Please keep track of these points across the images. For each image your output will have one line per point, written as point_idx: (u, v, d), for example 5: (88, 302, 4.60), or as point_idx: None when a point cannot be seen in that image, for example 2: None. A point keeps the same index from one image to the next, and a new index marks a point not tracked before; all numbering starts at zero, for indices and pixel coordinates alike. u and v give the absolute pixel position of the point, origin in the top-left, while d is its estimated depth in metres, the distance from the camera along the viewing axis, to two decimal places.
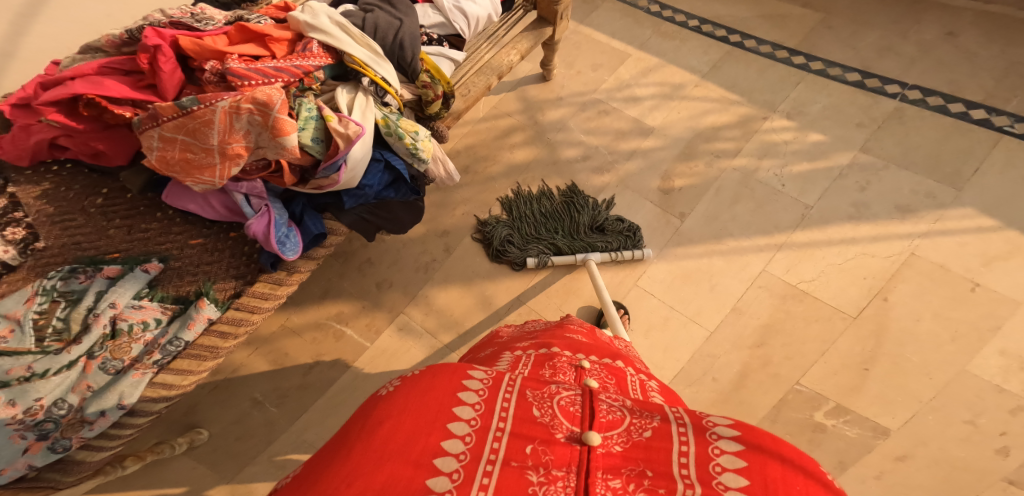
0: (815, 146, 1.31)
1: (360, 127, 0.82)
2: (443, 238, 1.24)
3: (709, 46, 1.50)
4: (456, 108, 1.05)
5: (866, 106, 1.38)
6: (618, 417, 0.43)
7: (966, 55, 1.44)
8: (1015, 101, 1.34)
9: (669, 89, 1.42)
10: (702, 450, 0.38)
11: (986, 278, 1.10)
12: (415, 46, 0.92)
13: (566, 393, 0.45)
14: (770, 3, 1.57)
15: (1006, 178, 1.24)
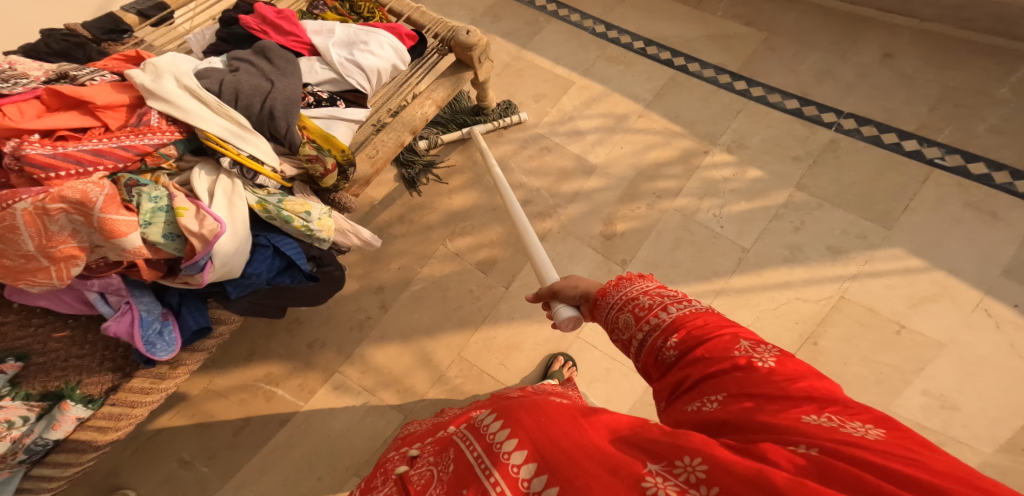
0: (753, 184, 1.28)
1: (217, 225, 0.81)
2: (378, 295, 1.23)
3: (654, 70, 1.43)
4: (363, 171, 1.07)
5: (803, 138, 1.32)
6: (434, 479, 0.50)
7: (902, 80, 1.37)
8: (949, 131, 1.29)
9: (613, 120, 1.36)
10: (484, 442, 0.45)
11: (911, 320, 1.13)
12: (289, 116, 0.90)
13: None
14: (715, 22, 1.51)
15: (936, 214, 1.22)
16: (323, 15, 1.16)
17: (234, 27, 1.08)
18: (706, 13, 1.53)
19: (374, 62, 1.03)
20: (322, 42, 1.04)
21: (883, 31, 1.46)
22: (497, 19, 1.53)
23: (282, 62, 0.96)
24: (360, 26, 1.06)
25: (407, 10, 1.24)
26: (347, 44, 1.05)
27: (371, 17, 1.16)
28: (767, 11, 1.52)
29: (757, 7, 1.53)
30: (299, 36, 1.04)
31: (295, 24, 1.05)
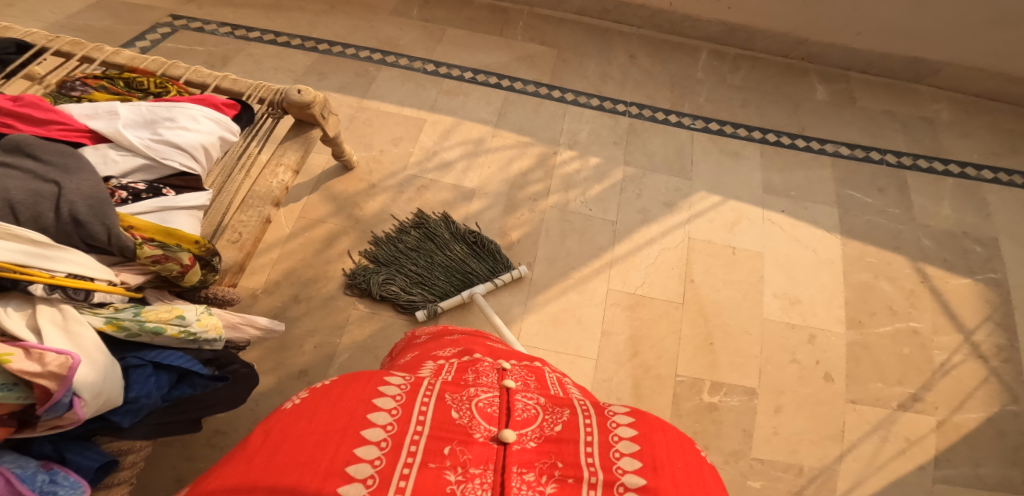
0: (596, 169, 1.50)
1: (67, 356, 0.61)
2: (303, 379, 1.13)
3: (489, 95, 1.58)
4: (231, 260, 0.89)
5: (611, 126, 1.59)
6: (534, 416, 0.54)
7: (645, 72, 1.79)
8: (687, 106, 1.73)
9: (472, 145, 1.47)
10: (606, 441, 0.50)
11: (735, 241, 1.48)
12: (107, 214, 0.71)
13: (485, 397, 0.55)
14: (517, 46, 1.73)
15: (708, 160, 1.61)
16: (86, 96, 0.93)
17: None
18: (506, 38, 1.75)
19: (192, 137, 0.86)
20: (108, 127, 0.83)
21: (623, 37, 1.89)
22: (325, 77, 1.56)
23: (66, 152, 0.75)
24: (155, 103, 0.88)
25: (208, 79, 1.07)
26: (145, 124, 0.85)
27: (164, 92, 0.98)
28: (548, 32, 1.81)
29: (542, 29, 1.81)
30: (65, 124, 0.82)
31: (52, 110, 0.82)
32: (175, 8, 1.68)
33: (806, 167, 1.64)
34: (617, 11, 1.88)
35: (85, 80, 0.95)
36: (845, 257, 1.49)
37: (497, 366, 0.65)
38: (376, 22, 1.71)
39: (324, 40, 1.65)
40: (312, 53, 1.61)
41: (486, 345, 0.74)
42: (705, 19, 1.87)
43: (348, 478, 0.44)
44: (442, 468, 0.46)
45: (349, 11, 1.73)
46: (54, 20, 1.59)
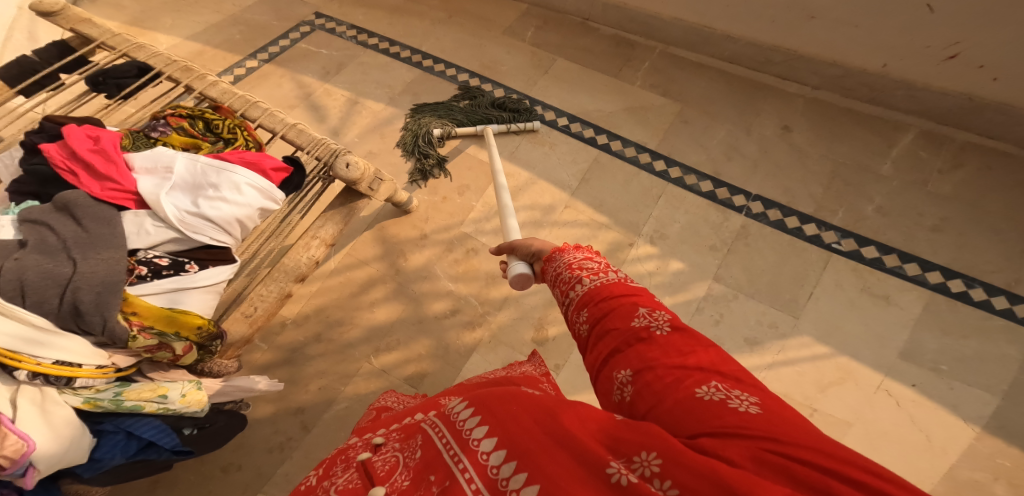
0: (676, 277, 1.26)
1: (25, 442, 0.58)
2: (298, 415, 1.14)
3: (578, 151, 1.41)
4: (237, 336, 0.82)
5: (718, 224, 1.32)
6: (397, 462, 0.46)
7: (800, 156, 1.41)
8: (841, 213, 1.32)
9: (540, 213, 1.32)
10: (454, 431, 0.42)
11: (822, 404, 1.12)
12: (109, 305, 0.65)
13: (343, 479, 0.45)
14: (632, 94, 1.53)
15: (837, 299, 1.23)
16: (163, 138, 0.87)
17: (36, 157, 0.78)
18: (626, 82, 1.56)
19: (230, 210, 0.77)
20: (152, 189, 0.76)
21: (780, 99, 1.51)
22: (416, 98, 1.53)
23: (98, 214, 0.71)
24: (209, 159, 0.80)
25: (278, 126, 0.98)
26: (190, 189, 0.78)
27: (234, 138, 0.90)
28: (683, 81, 1.57)
29: (669, 74, 1.59)
30: (119, 180, 0.76)
31: (114, 161, 0.77)
32: (317, 4, 1.77)
33: (977, 335, 1.16)
34: (785, 64, 1.51)
35: (166, 118, 0.89)
36: (967, 451, 1.07)
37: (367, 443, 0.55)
38: (484, 40, 1.69)
39: (429, 55, 1.64)
40: (416, 69, 1.60)
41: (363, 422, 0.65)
42: (935, 88, 1.36)
43: None
44: None
45: (465, 29, 1.73)
46: (220, 7, 1.74)
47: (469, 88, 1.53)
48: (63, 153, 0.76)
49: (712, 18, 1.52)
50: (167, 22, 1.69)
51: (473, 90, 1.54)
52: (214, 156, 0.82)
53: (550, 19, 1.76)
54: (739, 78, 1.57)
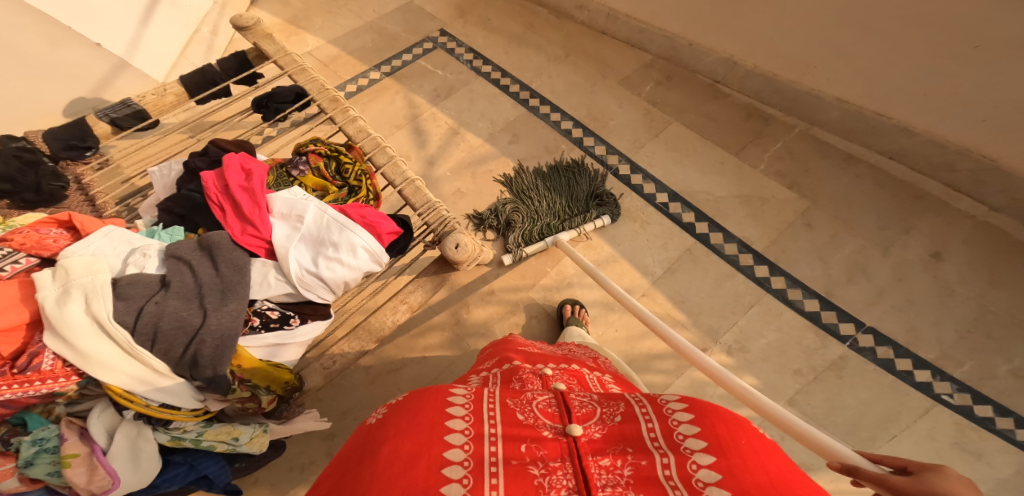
0: (744, 393, 1.15)
1: (108, 482, 0.66)
2: (328, 441, 1.15)
3: (671, 235, 1.33)
4: (312, 384, 0.81)
5: (813, 350, 1.20)
6: (592, 410, 0.60)
7: (943, 292, 1.23)
8: (968, 367, 1.15)
9: (614, 296, 1.28)
10: (664, 423, 0.56)
11: None
12: (222, 361, 0.65)
13: (542, 400, 0.61)
14: (751, 181, 1.41)
15: (920, 450, 1.09)
16: (301, 177, 0.86)
17: (192, 184, 0.80)
18: (748, 165, 1.44)
19: (346, 271, 0.75)
20: (283, 240, 0.74)
21: (939, 218, 1.32)
22: (516, 139, 1.48)
23: (235, 262, 0.71)
24: (336, 215, 0.78)
25: (399, 177, 0.91)
26: (313, 242, 0.75)
27: (359, 187, 0.87)
28: (819, 174, 1.42)
29: (805, 164, 1.44)
30: (258, 226, 0.74)
31: (258, 204, 0.76)
32: (444, 21, 1.80)
33: None
34: (971, 173, 1.28)
35: (308, 155, 0.88)
36: None
37: (537, 373, 0.71)
38: (597, 88, 1.62)
39: (539, 94, 1.59)
40: (521, 106, 1.56)
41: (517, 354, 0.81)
42: None
43: (448, 479, 0.50)
44: (525, 463, 0.53)
45: (580, 71, 1.68)
46: (361, 13, 1.81)
47: (576, 162, 1.40)
48: (219, 185, 0.77)
49: (887, 107, 1.33)
50: (317, 23, 1.76)
51: (573, 161, 1.42)
52: (343, 209, 0.81)
53: (674, 77, 1.68)
54: (879, 184, 1.39)
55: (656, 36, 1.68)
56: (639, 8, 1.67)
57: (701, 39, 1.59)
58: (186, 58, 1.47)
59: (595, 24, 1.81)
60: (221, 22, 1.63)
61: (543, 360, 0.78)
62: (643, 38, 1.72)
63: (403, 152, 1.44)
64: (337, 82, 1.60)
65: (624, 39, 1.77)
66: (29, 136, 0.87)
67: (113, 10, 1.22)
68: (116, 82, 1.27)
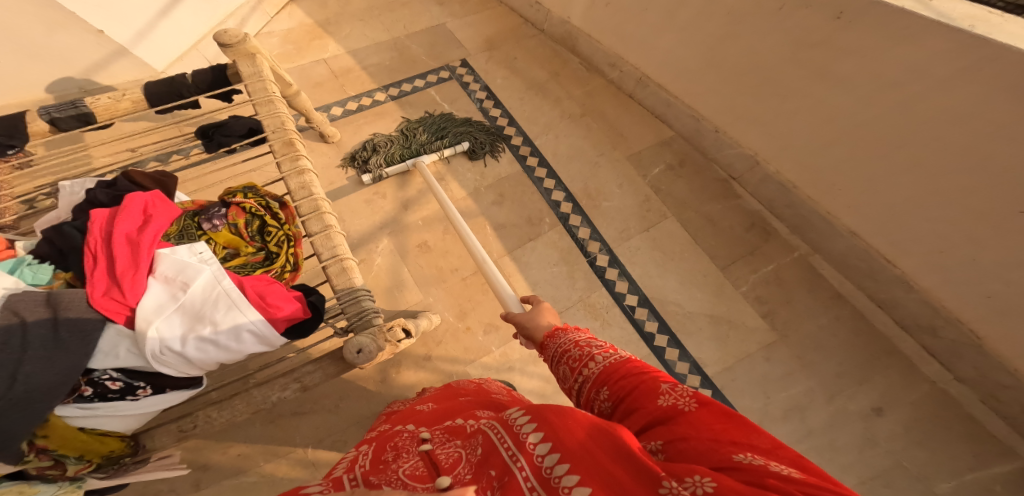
0: None
1: None
2: (196, 473, 1.08)
3: (628, 343, 1.29)
4: (162, 444, 0.69)
5: None
6: (458, 456, 0.52)
7: (863, 443, 1.20)
8: None
9: (551, 389, 1.22)
10: (516, 437, 0.50)
11: None
12: (19, 437, 0.60)
13: (409, 464, 0.52)
14: (727, 299, 1.35)
15: None
16: (210, 233, 0.80)
17: (78, 221, 0.73)
18: (730, 283, 1.37)
19: (215, 354, 0.69)
20: (151, 310, 0.68)
21: (899, 375, 1.27)
22: (501, 202, 1.43)
23: (77, 326, 0.65)
24: (224, 286, 0.71)
25: (327, 251, 0.84)
26: (187, 316, 0.69)
27: (275, 254, 0.83)
28: (798, 309, 1.34)
29: (790, 294, 1.36)
30: (124, 293, 0.68)
31: (136, 266, 0.69)
32: (469, 52, 1.76)
33: None
34: (948, 342, 1.19)
35: (228, 207, 0.83)
36: None
37: (416, 434, 0.60)
38: (603, 160, 1.52)
39: (540, 153, 1.52)
40: (517, 163, 1.49)
41: (415, 414, 0.70)
42: None
43: None
44: None
45: (591, 136, 1.57)
46: (392, 26, 1.76)
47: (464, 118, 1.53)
48: (105, 228, 0.71)
49: (895, 253, 1.19)
50: (344, 31, 1.71)
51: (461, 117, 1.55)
52: (242, 280, 0.74)
53: (688, 162, 1.54)
54: (859, 334, 1.31)
55: (683, 114, 1.52)
56: (673, 81, 1.49)
57: (729, 128, 1.41)
58: (199, 50, 1.44)
59: (624, 87, 1.66)
60: (251, 17, 1.62)
61: (434, 419, 0.66)
62: (669, 113, 1.56)
63: (381, 187, 1.40)
64: (341, 96, 1.57)
65: (649, 107, 1.62)
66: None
67: (124, 4, 1.19)
68: (111, 66, 1.27)
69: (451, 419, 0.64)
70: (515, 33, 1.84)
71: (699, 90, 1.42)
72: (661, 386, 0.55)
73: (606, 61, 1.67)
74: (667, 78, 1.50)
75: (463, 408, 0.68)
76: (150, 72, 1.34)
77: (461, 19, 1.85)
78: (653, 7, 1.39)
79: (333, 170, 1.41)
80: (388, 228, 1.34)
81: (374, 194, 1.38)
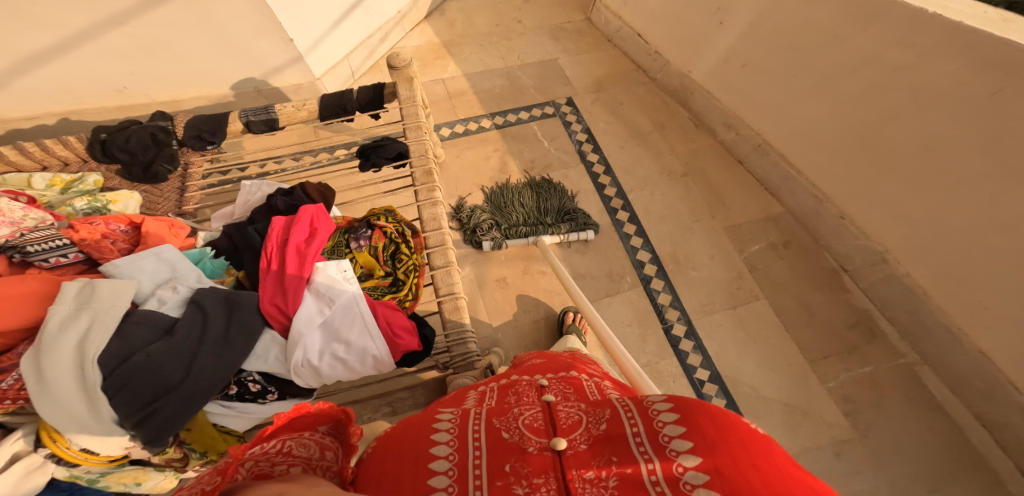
0: None
1: None
2: None
3: None
4: None
5: None
6: (577, 422, 0.62)
7: None
8: None
9: None
10: (650, 424, 0.57)
11: None
12: (174, 424, 0.66)
13: (529, 415, 0.63)
14: (806, 389, 1.29)
15: None
16: (355, 252, 0.88)
17: (259, 224, 0.85)
18: (816, 377, 1.31)
19: (341, 372, 0.77)
20: (305, 319, 0.76)
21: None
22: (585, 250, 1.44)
23: (245, 328, 0.73)
24: (366, 309, 0.79)
25: (445, 288, 0.92)
26: (328, 333, 0.78)
27: (402, 282, 0.89)
28: (885, 413, 1.26)
29: (877, 396, 1.28)
30: (286, 302, 0.77)
31: (300, 277, 0.79)
32: (576, 90, 1.78)
33: None
34: None
35: (374, 230, 0.90)
36: None
37: (536, 383, 0.73)
38: (696, 226, 1.50)
39: (630, 208, 1.50)
40: (607, 215, 1.49)
41: (530, 365, 0.82)
42: None
43: (432, 487, 0.54)
44: (509, 483, 0.54)
45: (689, 197, 1.55)
46: (506, 56, 1.85)
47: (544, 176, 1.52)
48: (281, 237, 0.82)
49: None
50: (464, 53, 1.83)
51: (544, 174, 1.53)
52: (374, 304, 0.82)
53: (793, 244, 1.51)
54: (949, 448, 1.23)
55: (801, 191, 1.49)
56: (802, 154, 1.45)
57: (859, 217, 1.37)
58: (347, 61, 1.64)
59: (735, 151, 1.64)
60: (393, 31, 1.78)
61: (542, 370, 0.79)
62: (784, 189, 1.54)
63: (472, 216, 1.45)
64: (448, 119, 1.63)
65: (761, 177, 1.59)
66: (178, 119, 1.04)
67: (313, 15, 1.41)
68: (285, 71, 1.49)
69: (568, 374, 0.76)
70: (625, 78, 1.86)
71: (833, 169, 1.38)
72: None
73: (720, 120, 1.65)
74: (795, 152, 1.46)
75: (566, 367, 0.80)
76: (310, 78, 1.55)
77: (573, 57, 1.90)
78: (801, 76, 1.36)
79: None
80: (472, 258, 1.40)
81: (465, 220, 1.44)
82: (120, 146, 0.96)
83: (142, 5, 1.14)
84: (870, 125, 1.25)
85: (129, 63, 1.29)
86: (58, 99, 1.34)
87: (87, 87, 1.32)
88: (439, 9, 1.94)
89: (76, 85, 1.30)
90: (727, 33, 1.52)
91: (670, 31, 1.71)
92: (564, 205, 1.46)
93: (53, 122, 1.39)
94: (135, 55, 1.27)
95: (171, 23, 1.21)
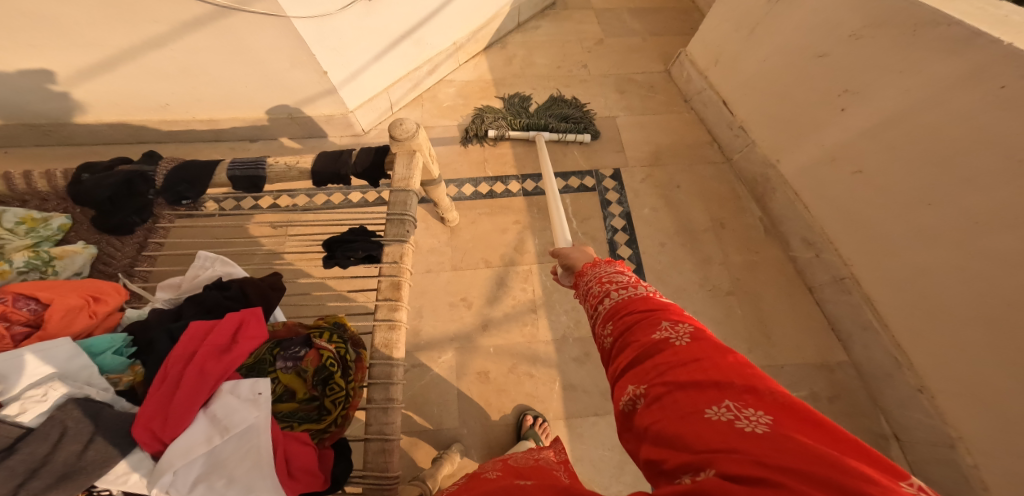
0: None
1: None
2: None
3: None
4: None
5: None
6: None
7: None
8: None
9: None
10: None
11: None
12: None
13: None
14: None
15: None
16: (280, 373, 0.76)
17: (175, 324, 0.73)
18: None
19: None
20: (185, 447, 0.64)
21: None
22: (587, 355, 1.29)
23: (109, 447, 0.62)
24: (263, 443, 0.66)
25: (374, 427, 0.76)
26: (210, 463, 0.65)
27: (326, 413, 0.75)
28: None
29: None
30: (167, 430, 0.65)
31: (196, 399, 0.67)
32: (628, 160, 1.57)
33: None
34: None
35: (309, 351, 0.77)
36: None
37: None
38: (732, 352, 1.34)
39: None
40: None
41: None
42: None
43: None
44: None
45: (726, 319, 1.37)
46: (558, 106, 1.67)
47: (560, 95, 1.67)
48: (190, 346, 0.70)
49: None
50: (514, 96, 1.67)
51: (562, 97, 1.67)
52: (278, 436, 0.68)
53: (840, 401, 1.29)
54: None
55: (878, 344, 1.24)
56: (892, 303, 1.20)
57: (942, 397, 1.13)
58: (387, 95, 1.50)
59: (808, 274, 1.40)
60: (443, 64, 1.64)
61: None
62: (857, 339, 1.30)
63: (469, 294, 1.33)
64: (476, 174, 1.50)
65: (830, 313, 1.37)
66: (165, 163, 0.88)
67: (352, 48, 1.27)
68: (317, 102, 1.36)
69: None
70: (691, 151, 1.62)
71: (932, 332, 1.12)
72: (662, 322, 0.53)
73: (800, 234, 1.40)
74: (886, 300, 1.21)
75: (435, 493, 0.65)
76: (342, 110, 1.41)
77: (635, 117, 1.68)
78: (928, 209, 1.07)
79: (436, 254, 1.37)
80: (458, 341, 1.28)
81: (458, 300, 1.32)
82: (87, 195, 0.82)
83: (178, 30, 1.06)
84: (1016, 304, 0.95)
85: (171, 84, 1.23)
86: (107, 110, 1.31)
87: (135, 103, 1.29)
88: (500, 41, 1.80)
89: (125, 100, 1.27)
90: (847, 123, 1.20)
91: (765, 107, 1.43)
92: (564, 112, 1.60)
93: (103, 129, 1.37)
94: (174, 75, 1.20)
95: (207, 49, 1.13)
